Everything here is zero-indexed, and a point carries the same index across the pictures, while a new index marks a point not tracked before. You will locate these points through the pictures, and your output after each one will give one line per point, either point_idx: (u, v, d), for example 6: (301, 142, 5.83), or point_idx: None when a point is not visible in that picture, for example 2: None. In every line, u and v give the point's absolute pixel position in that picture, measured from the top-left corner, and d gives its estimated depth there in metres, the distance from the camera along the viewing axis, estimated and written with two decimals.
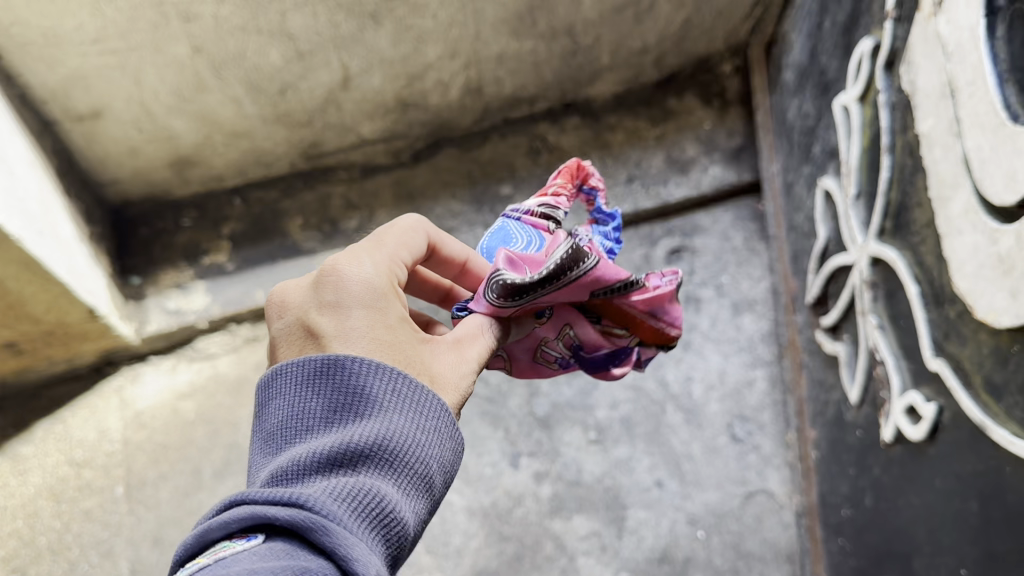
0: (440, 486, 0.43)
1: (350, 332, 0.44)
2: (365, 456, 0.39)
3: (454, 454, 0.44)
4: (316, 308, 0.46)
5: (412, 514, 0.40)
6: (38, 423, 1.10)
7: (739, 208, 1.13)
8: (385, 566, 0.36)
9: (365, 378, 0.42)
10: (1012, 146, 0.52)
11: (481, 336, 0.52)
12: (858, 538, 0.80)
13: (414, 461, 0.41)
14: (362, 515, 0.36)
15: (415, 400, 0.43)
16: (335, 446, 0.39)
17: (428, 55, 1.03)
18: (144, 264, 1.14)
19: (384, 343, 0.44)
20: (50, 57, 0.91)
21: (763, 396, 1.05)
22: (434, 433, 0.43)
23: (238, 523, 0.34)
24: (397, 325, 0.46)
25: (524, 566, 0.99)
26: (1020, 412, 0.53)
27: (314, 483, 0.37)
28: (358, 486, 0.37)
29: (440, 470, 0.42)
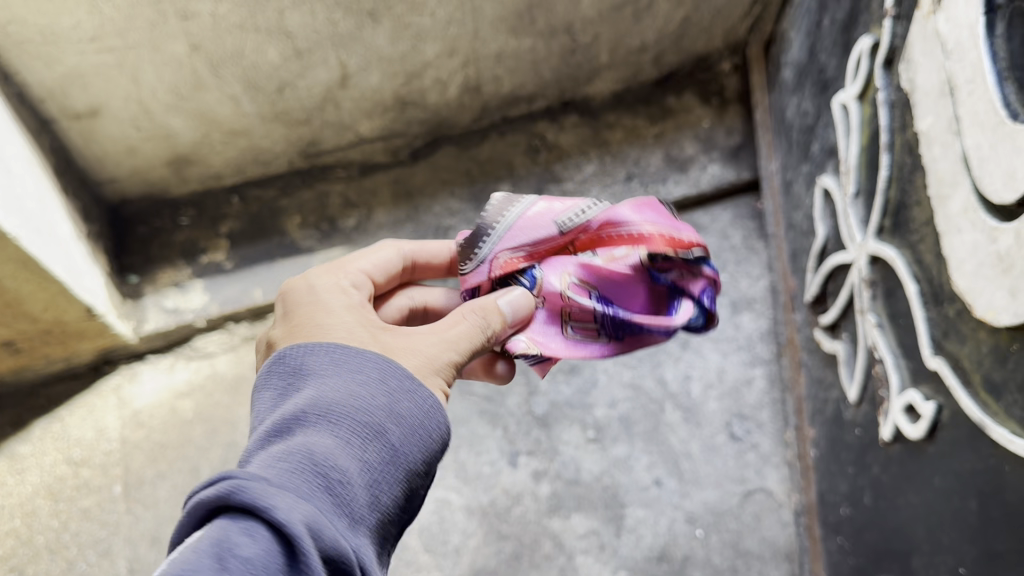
0: (398, 434, 0.45)
1: (294, 327, 0.53)
2: (302, 425, 0.44)
3: (411, 405, 0.47)
4: (275, 324, 0.56)
5: (355, 460, 0.43)
6: (35, 422, 1.10)
7: (737, 207, 1.14)
8: (324, 505, 0.40)
9: (303, 363, 0.48)
10: (1011, 144, 0.52)
11: (465, 316, 0.56)
12: (857, 537, 0.80)
13: (351, 413, 0.45)
14: (296, 469, 0.40)
15: (352, 371, 0.47)
16: (274, 427, 0.44)
17: (426, 53, 1.03)
18: (141, 263, 1.13)
19: (328, 324, 0.52)
20: (47, 55, 0.90)
21: (761, 394, 1.05)
22: (371, 386, 0.47)
23: (184, 520, 0.39)
24: (336, 308, 0.54)
25: (522, 565, 0.98)
26: (1019, 411, 0.53)
27: (256, 457, 0.42)
28: (286, 448, 0.42)
29: (391, 419, 0.46)
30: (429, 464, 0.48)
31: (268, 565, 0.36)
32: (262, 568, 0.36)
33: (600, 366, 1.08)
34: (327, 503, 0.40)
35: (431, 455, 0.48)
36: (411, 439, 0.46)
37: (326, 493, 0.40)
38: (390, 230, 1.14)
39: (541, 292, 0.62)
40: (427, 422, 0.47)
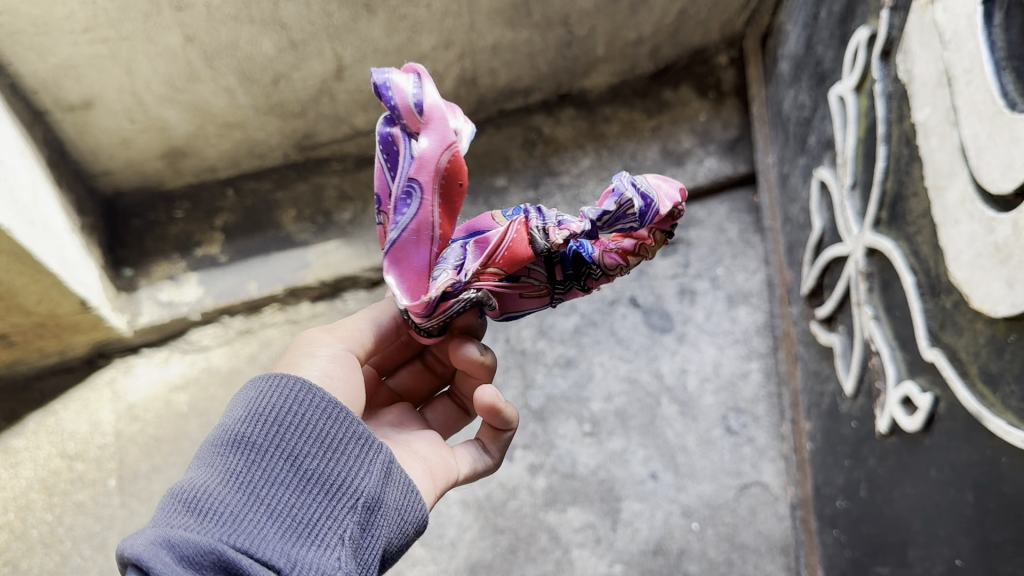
0: (264, 431, 0.50)
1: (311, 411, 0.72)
2: (187, 473, 0.50)
3: (279, 396, 0.52)
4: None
5: (222, 472, 0.49)
6: (29, 415, 1.09)
7: (733, 200, 1.14)
8: (189, 521, 0.46)
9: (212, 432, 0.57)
10: (1009, 134, 0.52)
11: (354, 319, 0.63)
12: (852, 530, 0.80)
13: (217, 441, 0.51)
14: (168, 511, 0.47)
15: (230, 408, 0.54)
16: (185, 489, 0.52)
17: (421, 45, 1.03)
18: (136, 256, 1.13)
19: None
20: (41, 46, 0.89)
21: (757, 388, 1.05)
22: (235, 408, 0.53)
23: None
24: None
25: (518, 558, 0.98)
26: (1016, 403, 0.53)
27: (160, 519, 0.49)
28: (167, 498, 0.49)
29: (253, 421, 0.51)
30: (328, 440, 0.52)
31: None
32: None
33: (596, 360, 1.07)
34: (193, 518, 0.46)
35: (329, 433, 0.52)
36: (281, 429, 0.51)
37: (194, 514, 0.46)
38: None
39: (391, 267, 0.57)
40: (298, 405, 0.51)
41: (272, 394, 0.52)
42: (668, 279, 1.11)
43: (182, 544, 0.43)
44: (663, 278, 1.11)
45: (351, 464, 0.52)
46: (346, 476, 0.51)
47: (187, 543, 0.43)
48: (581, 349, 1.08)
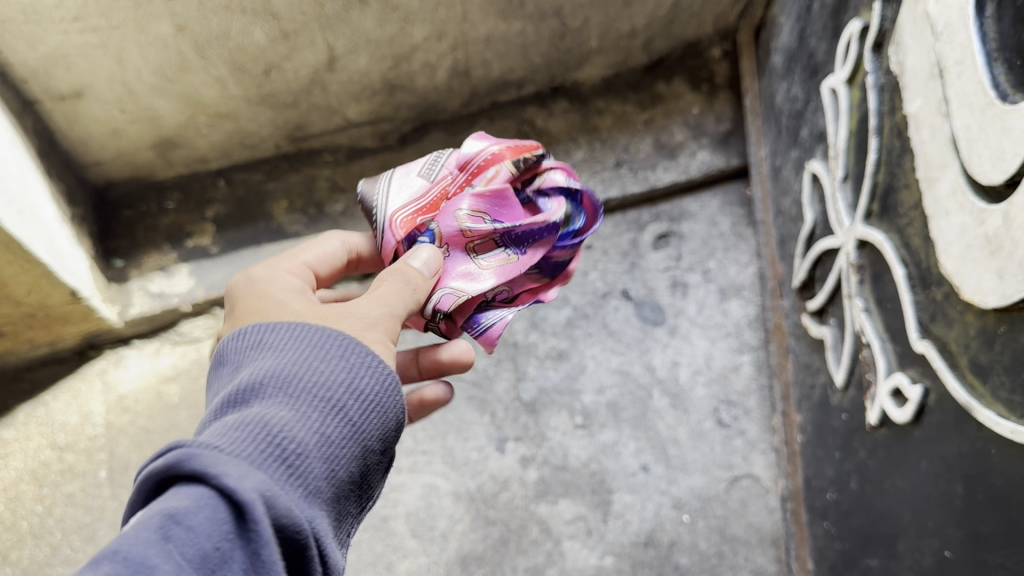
0: (357, 410, 0.48)
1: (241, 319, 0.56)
2: (264, 401, 0.46)
3: (370, 380, 0.50)
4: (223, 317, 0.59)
5: (310, 433, 0.45)
6: (19, 407, 1.10)
7: (726, 193, 1.13)
8: (278, 476, 0.42)
9: (265, 336, 0.51)
10: (1000, 126, 0.52)
11: (394, 275, 0.58)
12: (842, 522, 0.80)
13: (313, 390, 0.47)
14: (255, 440, 0.43)
15: (308, 348, 0.49)
16: (233, 395, 0.47)
17: (414, 36, 1.02)
18: (127, 247, 1.13)
19: (261, 305, 0.55)
20: (30, 35, 0.89)
21: (749, 380, 1.05)
22: (336, 363, 0.49)
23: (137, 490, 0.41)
24: (249, 278, 0.58)
25: (509, 550, 0.99)
26: (1005, 394, 0.53)
27: (205, 433, 0.44)
28: (244, 420, 0.44)
29: (352, 397, 0.48)
30: (387, 441, 0.51)
31: (217, 528, 0.38)
32: (211, 533, 0.38)
33: (587, 352, 1.08)
34: (281, 475, 0.42)
35: (389, 434, 0.51)
36: (370, 417, 0.49)
37: (283, 467, 0.43)
38: None
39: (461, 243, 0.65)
40: (385, 400, 0.50)
41: (372, 376, 0.50)
42: (660, 272, 1.11)
43: (280, 506, 0.40)
44: (655, 271, 1.11)
45: (381, 466, 0.52)
46: (373, 478, 0.51)
47: (284, 509, 0.41)
48: (573, 341, 1.08)
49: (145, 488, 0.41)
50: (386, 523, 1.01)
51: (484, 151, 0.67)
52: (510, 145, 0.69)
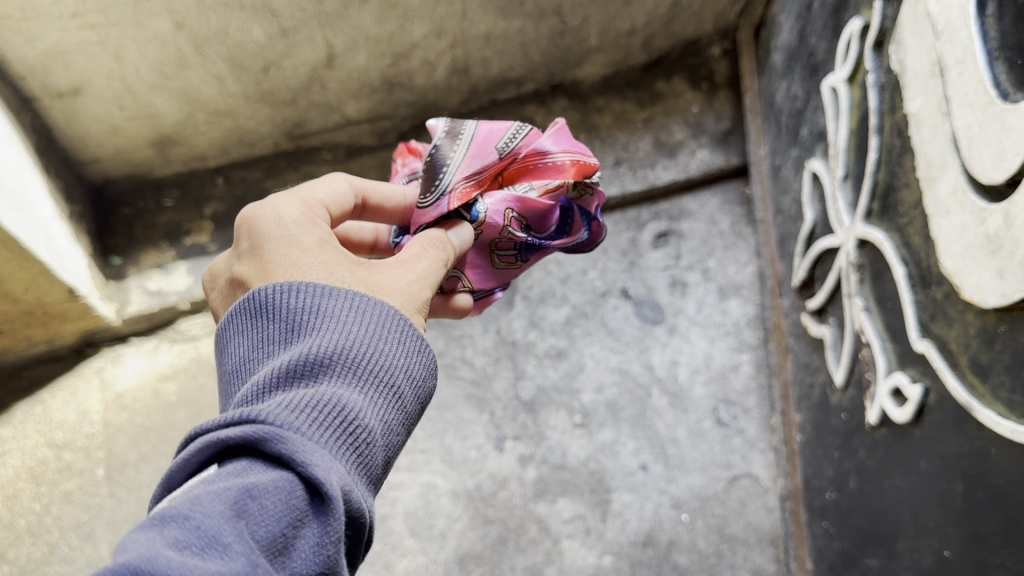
0: (410, 399, 0.49)
1: (270, 265, 0.52)
2: (334, 376, 0.45)
3: (419, 368, 0.50)
4: (240, 258, 0.55)
5: (376, 420, 0.45)
6: (17, 405, 1.09)
7: (725, 192, 1.13)
8: (350, 465, 0.42)
9: (324, 300, 0.49)
10: (1000, 125, 0.52)
11: (430, 250, 0.58)
12: (842, 522, 0.80)
13: (378, 372, 0.47)
14: (334, 426, 0.42)
15: (370, 326, 0.48)
16: (297, 360, 0.45)
17: (413, 33, 1.02)
18: (125, 245, 1.13)
19: (300, 263, 0.52)
20: (28, 31, 0.89)
21: (748, 380, 1.04)
22: (397, 347, 0.49)
23: (202, 453, 0.40)
24: (278, 227, 0.54)
25: (507, 549, 0.98)
26: (1005, 393, 0.53)
27: (276, 402, 0.43)
28: (320, 398, 0.43)
29: (410, 385, 0.48)
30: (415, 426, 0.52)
31: (292, 515, 0.38)
32: (285, 519, 0.38)
33: (586, 351, 1.07)
34: (352, 463, 0.43)
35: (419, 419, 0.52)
36: (417, 406, 0.49)
37: (355, 456, 0.43)
38: None
39: (480, 224, 0.64)
40: (428, 388, 0.51)
41: (424, 365, 0.50)
42: (659, 271, 1.11)
43: (353, 499, 0.41)
44: (654, 269, 1.11)
45: None
46: None
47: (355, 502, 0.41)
48: (572, 340, 1.08)
49: (209, 449, 0.40)
50: (384, 522, 1.01)
51: (553, 156, 0.65)
52: (578, 156, 0.65)
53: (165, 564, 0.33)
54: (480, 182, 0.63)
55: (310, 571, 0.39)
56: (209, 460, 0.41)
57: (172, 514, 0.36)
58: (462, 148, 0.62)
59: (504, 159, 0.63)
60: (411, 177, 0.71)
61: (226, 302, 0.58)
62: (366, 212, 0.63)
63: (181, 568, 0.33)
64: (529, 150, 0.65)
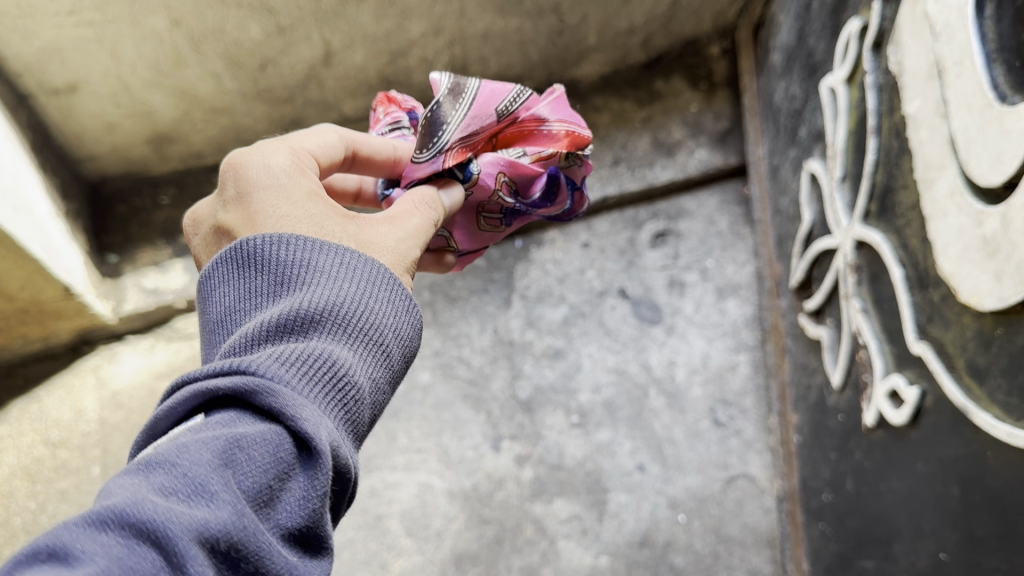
0: (400, 357, 0.46)
1: (256, 214, 0.48)
2: (323, 326, 0.42)
3: (411, 326, 0.47)
4: (225, 205, 0.51)
5: (365, 377, 0.43)
6: (12, 403, 1.09)
7: (724, 192, 1.13)
8: (338, 421, 0.40)
9: (316, 250, 0.45)
10: (997, 127, 0.51)
11: (421, 209, 0.55)
12: (839, 523, 0.80)
13: (369, 328, 0.44)
14: (324, 379, 0.40)
15: (362, 281, 0.45)
16: (287, 311, 0.42)
17: (411, 31, 1.02)
18: (121, 242, 1.13)
19: (290, 216, 0.48)
20: (24, 28, 0.88)
21: (746, 380, 1.04)
22: (390, 303, 0.46)
23: (185, 402, 0.38)
24: (268, 176, 0.49)
25: (504, 549, 0.98)
26: (1002, 396, 0.53)
27: (264, 351, 0.40)
28: (310, 351, 0.40)
29: (400, 342, 0.46)
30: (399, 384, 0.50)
31: (279, 468, 0.36)
32: (270, 474, 0.36)
33: (584, 351, 1.07)
34: (340, 419, 0.40)
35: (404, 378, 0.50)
36: (404, 364, 0.47)
37: (345, 412, 0.41)
38: None
39: (472, 187, 0.61)
40: (416, 346, 0.48)
41: (413, 322, 0.48)
42: (657, 271, 1.10)
43: (342, 455, 0.39)
44: (652, 269, 1.10)
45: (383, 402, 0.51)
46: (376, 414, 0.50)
47: (343, 459, 0.39)
48: (569, 340, 1.08)
49: (195, 399, 0.38)
50: (380, 522, 1.01)
51: (547, 122, 0.62)
52: (572, 127, 0.62)
53: (146, 511, 0.30)
54: (475, 143, 0.60)
55: (296, 527, 0.36)
56: (195, 409, 0.38)
57: (157, 461, 0.34)
58: (463, 107, 0.57)
59: (501, 121, 0.60)
60: (394, 128, 0.63)
61: (206, 253, 0.53)
62: (355, 165, 0.58)
63: (164, 515, 0.31)
64: (526, 114, 0.61)
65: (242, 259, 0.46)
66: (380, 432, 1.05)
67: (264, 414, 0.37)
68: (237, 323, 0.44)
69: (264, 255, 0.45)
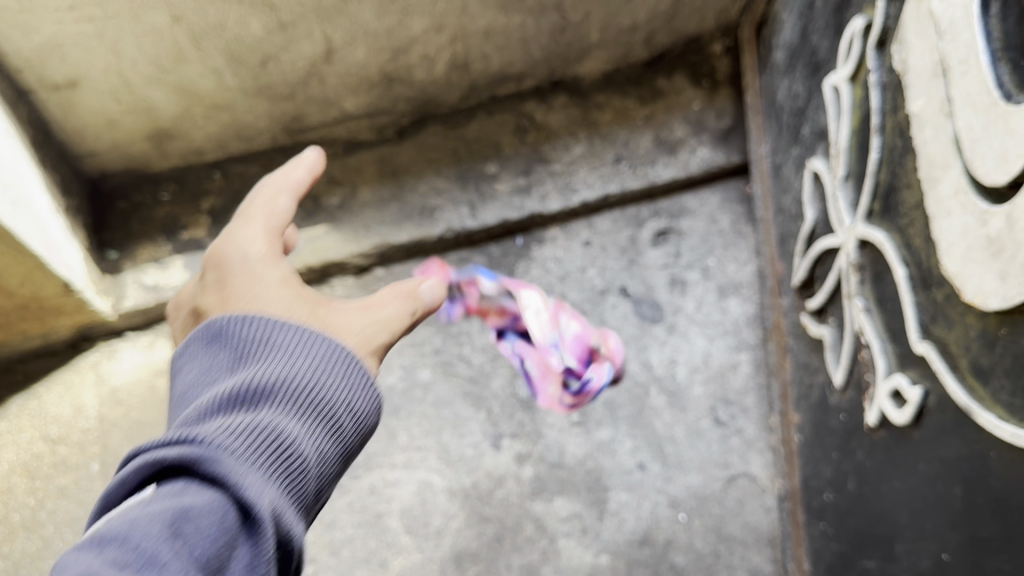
0: (349, 430, 0.52)
1: (231, 296, 0.58)
2: (271, 402, 0.48)
3: (362, 399, 0.53)
4: (205, 290, 0.61)
5: (310, 448, 0.49)
6: (12, 398, 1.09)
7: (726, 190, 1.13)
8: (282, 489, 0.46)
9: (273, 333, 0.53)
10: (1004, 126, 0.51)
11: (395, 300, 0.63)
12: (840, 523, 0.80)
13: (317, 403, 0.50)
14: (269, 450, 0.46)
15: (313, 358, 0.52)
16: (240, 389, 0.48)
17: (413, 28, 1.01)
18: (121, 239, 1.12)
19: (261, 297, 0.57)
20: (25, 24, 0.88)
21: (747, 379, 1.04)
22: (340, 379, 0.53)
23: (137, 472, 0.43)
24: (244, 266, 0.60)
25: (504, 547, 0.98)
26: (1006, 397, 0.53)
27: (216, 422, 0.46)
28: (257, 425, 0.46)
29: (348, 416, 0.52)
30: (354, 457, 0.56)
31: (226, 528, 0.42)
32: (218, 537, 0.41)
33: None
34: (284, 488, 0.46)
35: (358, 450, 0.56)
36: (355, 436, 0.53)
37: (290, 479, 0.47)
38: (376, 208, 1.12)
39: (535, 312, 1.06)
40: (370, 418, 0.55)
41: (365, 397, 0.54)
42: (659, 269, 1.10)
43: (280, 519, 0.45)
44: (654, 268, 1.10)
45: None
46: None
47: (283, 523, 0.45)
48: None
49: (146, 470, 0.43)
50: (380, 519, 1.01)
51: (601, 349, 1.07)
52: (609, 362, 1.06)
53: None
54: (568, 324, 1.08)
55: None
56: (148, 479, 0.44)
57: (111, 537, 0.40)
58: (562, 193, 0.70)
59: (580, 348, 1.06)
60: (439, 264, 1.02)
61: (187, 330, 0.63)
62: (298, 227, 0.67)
63: None
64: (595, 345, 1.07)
65: (207, 344, 0.53)
66: (380, 429, 1.05)
67: (211, 481, 0.43)
68: (193, 397, 0.51)
69: (232, 333, 0.53)
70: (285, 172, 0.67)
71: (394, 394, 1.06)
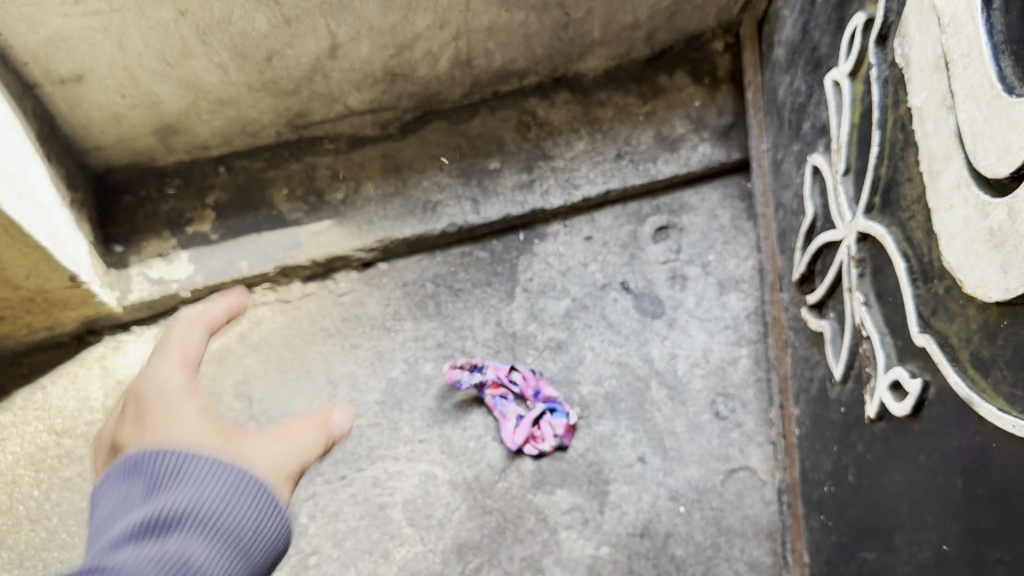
0: (261, 556, 0.52)
1: (142, 432, 0.56)
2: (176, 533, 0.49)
3: (272, 525, 0.53)
4: (122, 424, 0.59)
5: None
6: (17, 391, 1.10)
7: (726, 186, 1.14)
8: None
9: (183, 463, 0.52)
10: (1007, 118, 0.52)
11: (309, 427, 0.59)
12: (839, 515, 0.81)
13: (223, 532, 0.50)
14: None
15: (223, 485, 0.52)
16: (145, 521, 0.49)
17: (416, 24, 1.02)
18: (126, 233, 1.13)
19: (167, 431, 0.55)
20: (30, 17, 0.89)
21: (747, 373, 1.05)
22: (247, 506, 0.52)
23: None
24: (160, 398, 0.58)
25: (506, 539, 0.99)
26: (1006, 388, 0.54)
27: (118, 558, 0.47)
28: (157, 562, 0.47)
29: (260, 542, 0.52)
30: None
31: None
32: None
33: (586, 343, 1.08)
34: None
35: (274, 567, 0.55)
36: (268, 559, 0.53)
37: None
38: (379, 203, 1.13)
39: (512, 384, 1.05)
40: (283, 540, 0.54)
41: (276, 521, 0.53)
42: (660, 264, 1.11)
43: None
44: (655, 263, 1.11)
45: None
46: None
47: None
48: (572, 332, 1.09)
49: None
50: (383, 511, 1.02)
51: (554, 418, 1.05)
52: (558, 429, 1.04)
53: None
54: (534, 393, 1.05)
55: None
56: None
57: None
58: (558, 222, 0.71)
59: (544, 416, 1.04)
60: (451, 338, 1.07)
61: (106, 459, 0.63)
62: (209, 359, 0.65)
63: None
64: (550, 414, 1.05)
65: (122, 471, 0.53)
66: (383, 423, 1.06)
67: None
68: (104, 526, 0.51)
69: (144, 463, 0.53)
70: (201, 309, 0.66)
71: (397, 388, 1.08)
